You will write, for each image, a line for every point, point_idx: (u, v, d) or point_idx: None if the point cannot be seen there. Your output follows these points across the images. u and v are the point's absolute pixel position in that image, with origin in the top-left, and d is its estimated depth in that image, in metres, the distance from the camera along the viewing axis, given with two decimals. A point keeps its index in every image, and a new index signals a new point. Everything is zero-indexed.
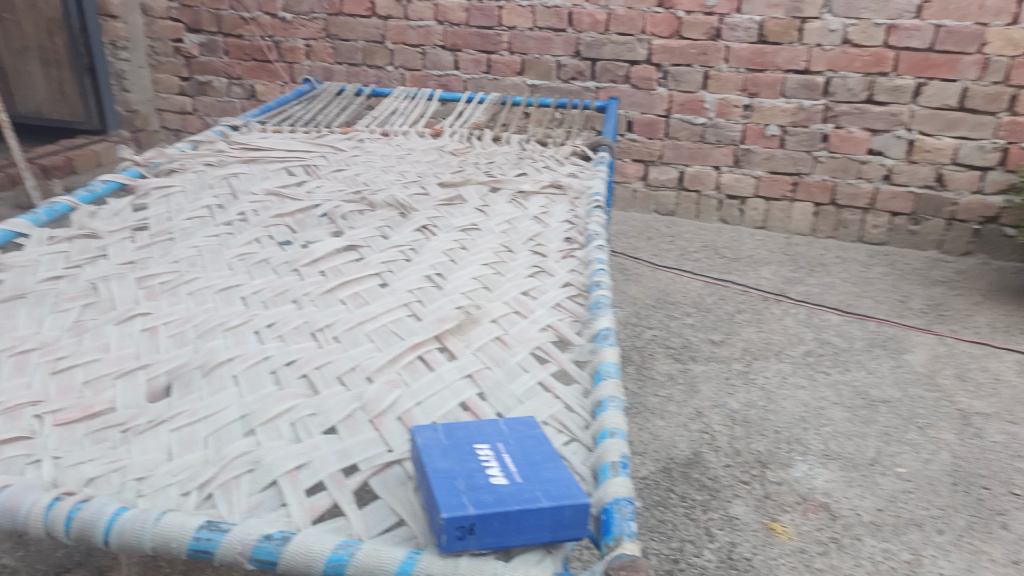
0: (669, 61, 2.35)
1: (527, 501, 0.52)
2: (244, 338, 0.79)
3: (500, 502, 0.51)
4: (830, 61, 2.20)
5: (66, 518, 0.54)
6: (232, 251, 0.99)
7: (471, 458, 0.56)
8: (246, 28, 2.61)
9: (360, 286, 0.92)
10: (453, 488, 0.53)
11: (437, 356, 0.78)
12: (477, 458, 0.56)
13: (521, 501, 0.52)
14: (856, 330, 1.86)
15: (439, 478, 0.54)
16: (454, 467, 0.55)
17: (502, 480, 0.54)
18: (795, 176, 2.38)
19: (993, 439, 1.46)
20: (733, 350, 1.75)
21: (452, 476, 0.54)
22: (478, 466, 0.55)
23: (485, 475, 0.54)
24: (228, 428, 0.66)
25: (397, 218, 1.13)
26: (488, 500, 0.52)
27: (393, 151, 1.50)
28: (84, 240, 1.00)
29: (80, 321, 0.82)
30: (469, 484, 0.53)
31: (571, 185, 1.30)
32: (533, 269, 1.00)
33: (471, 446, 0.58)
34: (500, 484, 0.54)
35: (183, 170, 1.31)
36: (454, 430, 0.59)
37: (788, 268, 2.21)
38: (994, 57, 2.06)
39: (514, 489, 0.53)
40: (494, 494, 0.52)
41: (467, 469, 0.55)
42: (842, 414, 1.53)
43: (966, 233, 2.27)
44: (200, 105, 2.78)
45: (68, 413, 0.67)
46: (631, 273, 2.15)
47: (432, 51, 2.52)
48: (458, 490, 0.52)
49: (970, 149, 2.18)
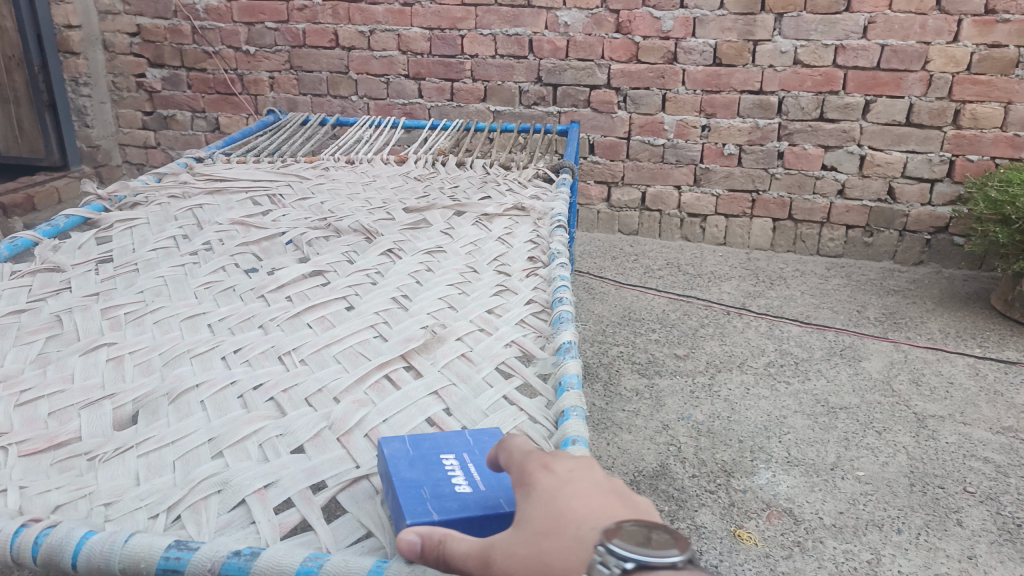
0: (628, 85, 2.41)
1: (489, 507, 0.55)
2: (210, 364, 0.81)
3: (465, 509, 0.54)
4: (782, 81, 2.28)
5: (33, 545, 0.55)
6: (198, 280, 1.01)
7: (437, 468, 0.59)
8: (210, 62, 2.63)
9: (326, 310, 0.94)
10: (420, 496, 0.55)
11: (403, 374, 0.80)
12: (443, 468, 0.59)
13: (484, 508, 0.55)
14: (814, 340, 1.91)
15: (407, 485, 0.56)
16: (420, 475, 0.57)
17: (466, 489, 0.57)
18: (753, 193, 2.45)
19: (947, 440, 1.51)
20: (697, 364, 1.79)
21: (419, 484, 0.57)
22: (444, 475, 0.58)
23: (450, 484, 0.57)
24: (196, 452, 0.67)
25: (363, 243, 1.16)
26: (452, 508, 0.54)
27: (358, 179, 1.53)
28: (46, 274, 1.01)
29: (43, 353, 0.83)
30: (434, 492, 0.56)
31: (534, 206, 1.33)
32: (497, 288, 1.02)
33: (437, 456, 0.61)
34: (464, 493, 0.57)
35: (146, 202, 1.32)
36: (421, 440, 0.62)
37: (748, 282, 2.26)
38: (937, 73, 2.15)
39: (478, 497, 0.56)
40: (458, 503, 0.55)
41: (433, 479, 0.57)
42: (804, 421, 1.57)
43: (918, 244, 2.35)
44: (163, 139, 2.78)
45: (33, 444, 0.68)
46: (596, 292, 2.19)
47: (396, 80, 2.56)
48: (423, 498, 0.55)
49: (918, 162, 2.26)
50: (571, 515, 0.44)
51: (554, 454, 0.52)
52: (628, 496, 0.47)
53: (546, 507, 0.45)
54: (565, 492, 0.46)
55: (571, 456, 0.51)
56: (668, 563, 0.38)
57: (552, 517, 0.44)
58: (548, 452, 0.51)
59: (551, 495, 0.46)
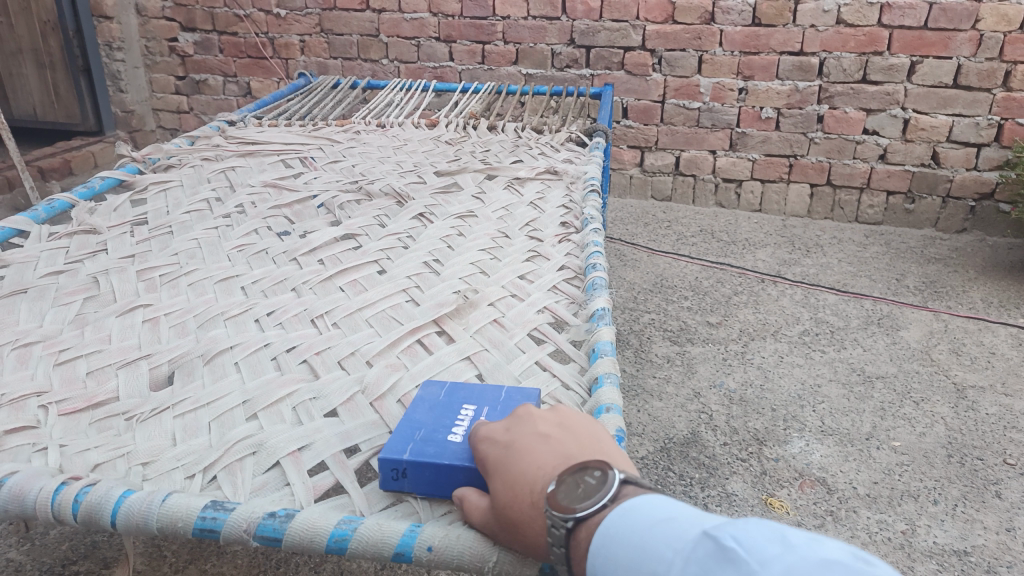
0: (663, 47, 2.35)
1: (461, 459, 0.56)
2: (244, 327, 0.81)
3: (437, 455, 0.57)
4: (823, 42, 2.20)
5: (73, 503, 0.56)
6: (231, 242, 1.01)
7: (449, 415, 0.62)
8: (241, 26, 2.62)
9: (358, 274, 0.93)
10: (411, 435, 0.59)
11: (435, 339, 0.80)
12: (454, 416, 0.62)
13: (455, 458, 0.56)
14: (851, 308, 1.87)
15: (409, 426, 0.61)
16: (427, 420, 0.61)
17: (457, 438, 0.59)
18: (791, 158, 2.39)
19: (987, 411, 1.48)
20: (730, 331, 1.77)
21: (420, 427, 0.61)
22: (449, 423, 0.61)
23: (446, 431, 0.60)
24: (231, 414, 0.68)
25: (394, 207, 1.15)
26: (428, 451, 0.57)
27: (389, 142, 1.52)
28: (84, 236, 1.02)
29: (82, 314, 0.84)
30: (426, 436, 0.59)
31: (567, 170, 1.31)
32: (529, 254, 1.01)
33: (460, 406, 0.64)
34: (454, 441, 0.59)
35: (180, 164, 1.33)
36: (455, 390, 0.65)
37: (784, 249, 2.22)
38: (988, 32, 2.07)
39: (464, 448, 0.58)
40: (437, 448, 0.58)
41: (436, 424, 0.61)
42: (839, 391, 1.54)
43: (961, 211, 2.29)
44: (196, 104, 2.80)
45: (72, 403, 0.69)
46: (629, 259, 2.17)
47: (426, 42, 2.53)
48: (412, 438, 0.59)
49: (964, 126, 2.18)
50: (521, 479, 0.51)
51: (499, 422, 0.57)
52: (568, 434, 0.54)
53: (502, 480, 0.52)
54: (513, 457, 0.52)
55: (517, 420, 0.56)
56: (601, 509, 0.47)
57: (509, 488, 0.51)
58: (490, 425, 0.56)
59: (504, 465, 0.52)
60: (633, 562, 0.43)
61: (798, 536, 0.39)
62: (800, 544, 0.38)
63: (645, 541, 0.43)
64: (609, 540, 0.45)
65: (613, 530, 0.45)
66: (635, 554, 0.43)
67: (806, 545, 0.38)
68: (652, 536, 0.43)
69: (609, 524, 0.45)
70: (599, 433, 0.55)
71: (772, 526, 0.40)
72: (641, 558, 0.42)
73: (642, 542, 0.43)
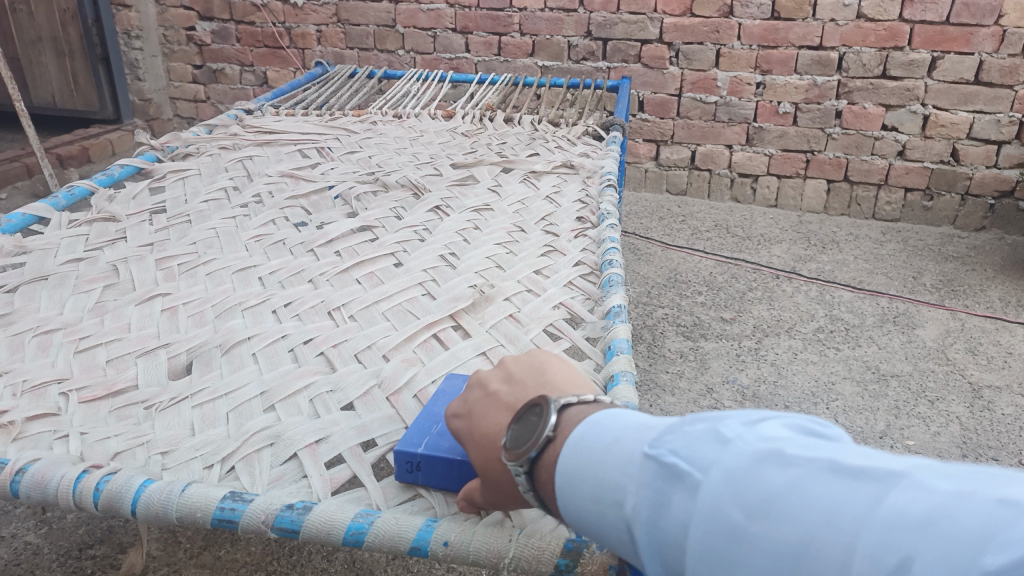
0: (680, 40, 2.34)
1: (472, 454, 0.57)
2: (262, 318, 0.82)
3: (449, 450, 0.57)
4: (843, 36, 2.18)
5: (94, 490, 0.57)
6: (248, 232, 1.01)
7: None
8: (258, 15, 2.62)
9: (375, 267, 0.94)
10: (427, 430, 0.61)
11: (451, 334, 0.80)
12: None
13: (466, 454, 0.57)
14: (867, 306, 1.86)
15: (427, 420, 0.62)
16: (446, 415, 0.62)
17: None
18: (808, 153, 2.38)
19: (1003, 412, 1.47)
20: (744, 327, 1.77)
21: (438, 422, 0.62)
22: None
23: None
24: (249, 404, 0.68)
25: (410, 199, 1.15)
26: (441, 445, 0.58)
27: (405, 134, 1.52)
28: (103, 224, 1.03)
29: (101, 302, 0.85)
30: (442, 430, 0.60)
31: (583, 164, 1.31)
32: (545, 248, 1.01)
33: None
34: None
35: (198, 153, 1.33)
36: None
37: (800, 245, 2.21)
38: (1011, 28, 2.04)
39: None
40: (451, 442, 0.58)
41: None
42: (853, 388, 1.54)
43: (980, 208, 2.27)
44: (212, 93, 2.81)
45: (92, 391, 0.70)
46: (642, 253, 2.16)
47: (443, 33, 2.53)
48: (429, 432, 0.60)
49: (985, 123, 2.16)
50: (486, 442, 0.52)
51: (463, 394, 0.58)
52: (520, 380, 0.54)
53: (472, 450, 0.53)
54: (475, 422, 0.54)
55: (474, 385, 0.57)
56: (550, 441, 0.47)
57: (478, 454, 0.52)
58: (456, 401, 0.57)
59: (470, 434, 0.53)
60: (598, 496, 0.44)
61: (732, 427, 0.40)
62: (736, 441, 0.39)
63: (599, 471, 0.44)
64: (569, 478, 0.45)
65: (568, 462, 0.46)
66: (596, 488, 0.44)
67: (740, 438, 0.39)
68: (605, 461, 0.44)
69: (565, 461, 0.46)
70: (545, 365, 0.55)
71: (708, 423, 0.41)
72: (603, 490, 0.44)
73: (599, 473, 0.44)
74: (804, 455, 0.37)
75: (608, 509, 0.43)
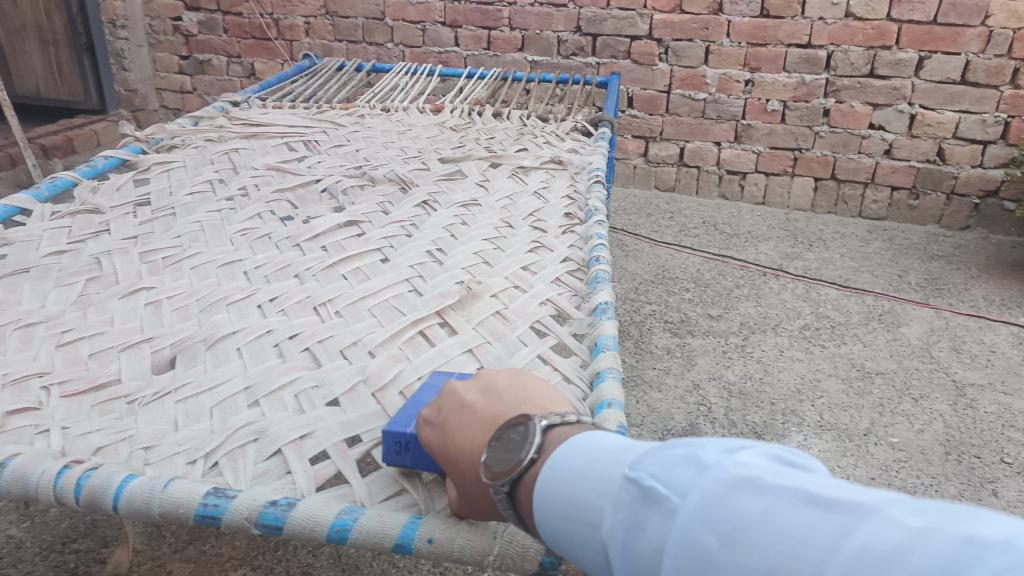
0: (669, 36, 2.34)
1: None
2: (247, 312, 0.81)
3: None
4: (831, 35, 2.19)
5: (76, 486, 0.57)
6: (234, 226, 1.01)
7: None
8: (245, 6, 2.60)
9: (361, 262, 0.93)
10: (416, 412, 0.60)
11: (438, 331, 0.79)
12: None
13: None
14: (852, 304, 1.87)
15: (416, 404, 0.62)
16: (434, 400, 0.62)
17: None
18: (796, 151, 2.39)
19: (986, 410, 1.48)
20: (730, 324, 1.77)
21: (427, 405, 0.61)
22: None
23: None
24: (233, 400, 0.68)
25: (398, 193, 1.15)
26: None
27: (393, 127, 1.51)
28: (86, 215, 1.02)
29: (84, 295, 0.84)
30: None
31: (571, 160, 1.30)
32: (532, 244, 1.01)
33: None
34: None
35: (184, 145, 1.32)
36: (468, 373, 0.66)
37: (787, 243, 2.22)
38: (997, 29, 2.05)
39: None
40: None
41: None
42: (838, 386, 1.55)
43: (965, 208, 2.28)
44: (199, 84, 2.79)
45: (75, 385, 0.69)
46: (630, 250, 2.16)
47: (432, 27, 2.52)
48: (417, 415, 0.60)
49: (971, 123, 2.17)
50: (462, 457, 0.52)
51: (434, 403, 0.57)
52: (496, 394, 0.54)
53: (447, 462, 0.53)
54: (450, 434, 0.53)
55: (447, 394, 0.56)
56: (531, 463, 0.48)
57: (454, 468, 0.52)
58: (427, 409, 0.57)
59: (444, 446, 0.53)
60: (571, 516, 0.45)
61: (712, 453, 0.41)
62: (712, 467, 0.40)
63: (576, 491, 0.45)
64: (546, 496, 0.46)
65: (547, 483, 0.47)
66: (570, 507, 0.45)
67: (716, 464, 0.40)
68: (582, 482, 0.45)
69: (542, 479, 0.47)
70: (521, 378, 0.56)
71: (688, 449, 0.42)
72: (577, 508, 0.45)
73: (575, 493, 0.45)
74: (776, 483, 0.38)
75: (580, 527, 0.45)
